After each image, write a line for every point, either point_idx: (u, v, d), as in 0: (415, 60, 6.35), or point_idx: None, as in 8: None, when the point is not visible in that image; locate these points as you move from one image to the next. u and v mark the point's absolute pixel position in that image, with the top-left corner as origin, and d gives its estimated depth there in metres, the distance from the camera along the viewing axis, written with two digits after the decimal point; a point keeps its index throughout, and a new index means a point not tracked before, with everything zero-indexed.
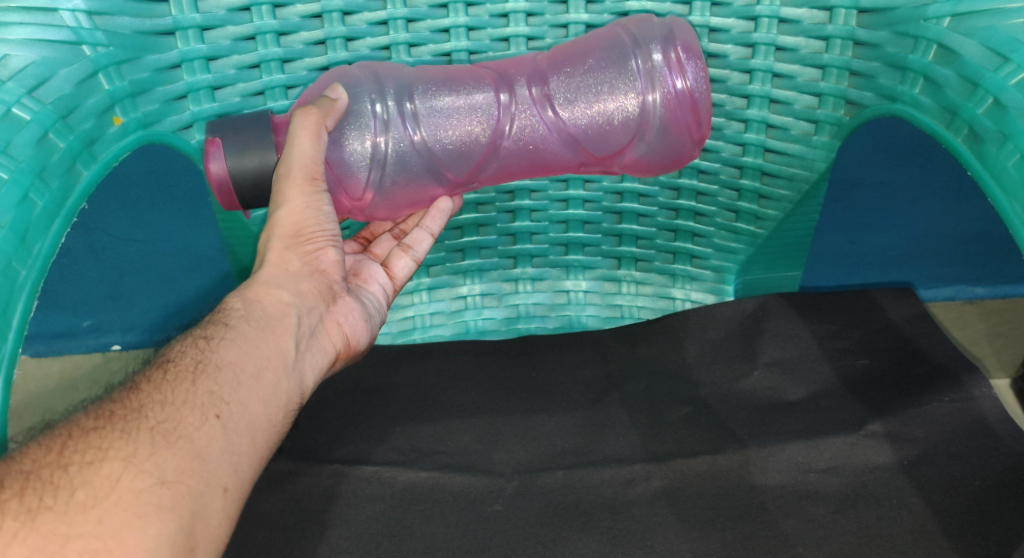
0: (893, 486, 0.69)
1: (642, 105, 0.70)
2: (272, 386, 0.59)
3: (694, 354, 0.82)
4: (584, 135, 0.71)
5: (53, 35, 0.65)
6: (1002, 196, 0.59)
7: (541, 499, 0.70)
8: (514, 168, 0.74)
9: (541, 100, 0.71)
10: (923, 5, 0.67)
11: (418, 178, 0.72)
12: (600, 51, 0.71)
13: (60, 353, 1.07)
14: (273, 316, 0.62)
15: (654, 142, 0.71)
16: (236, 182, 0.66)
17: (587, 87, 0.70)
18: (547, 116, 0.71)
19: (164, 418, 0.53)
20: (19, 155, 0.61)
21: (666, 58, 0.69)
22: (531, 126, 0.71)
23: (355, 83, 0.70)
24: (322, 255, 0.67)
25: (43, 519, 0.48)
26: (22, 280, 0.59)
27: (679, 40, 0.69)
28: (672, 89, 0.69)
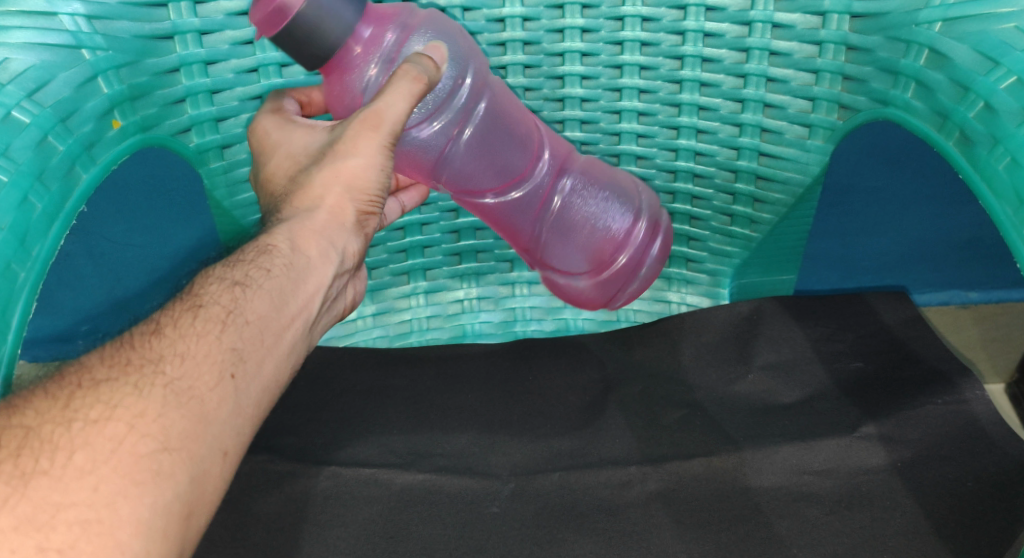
0: (887, 488, 0.70)
1: (613, 251, 0.80)
2: (291, 346, 0.61)
3: (690, 357, 0.83)
4: (554, 237, 0.79)
5: (52, 38, 0.65)
6: (993, 199, 0.60)
7: (537, 501, 0.71)
8: (485, 212, 0.78)
9: (547, 188, 0.78)
10: (915, 10, 0.68)
11: (426, 165, 0.73)
12: (604, 185, 0.80)
13: (58, 355, 1.09)
14: (315, 271, 0.63)
15: (596, 283, 0.81)
16: (292, 26, 0.59)
17: (584, 198, 0.79)
18: (541, 206, 0.78)
19: (181, 374, 0.53)
20: (18, 158, 0.61)
21: (652, 234, 0.80)
22: (530, 201, 0.77)
23: (456, 54, 0.68)
24: (368, 220, 0.68)
25: (34, 485, 0.46)
26: (21, 283, 0.60)
27: (661, 233, 0.81)
28: (636, 255, 0.80)
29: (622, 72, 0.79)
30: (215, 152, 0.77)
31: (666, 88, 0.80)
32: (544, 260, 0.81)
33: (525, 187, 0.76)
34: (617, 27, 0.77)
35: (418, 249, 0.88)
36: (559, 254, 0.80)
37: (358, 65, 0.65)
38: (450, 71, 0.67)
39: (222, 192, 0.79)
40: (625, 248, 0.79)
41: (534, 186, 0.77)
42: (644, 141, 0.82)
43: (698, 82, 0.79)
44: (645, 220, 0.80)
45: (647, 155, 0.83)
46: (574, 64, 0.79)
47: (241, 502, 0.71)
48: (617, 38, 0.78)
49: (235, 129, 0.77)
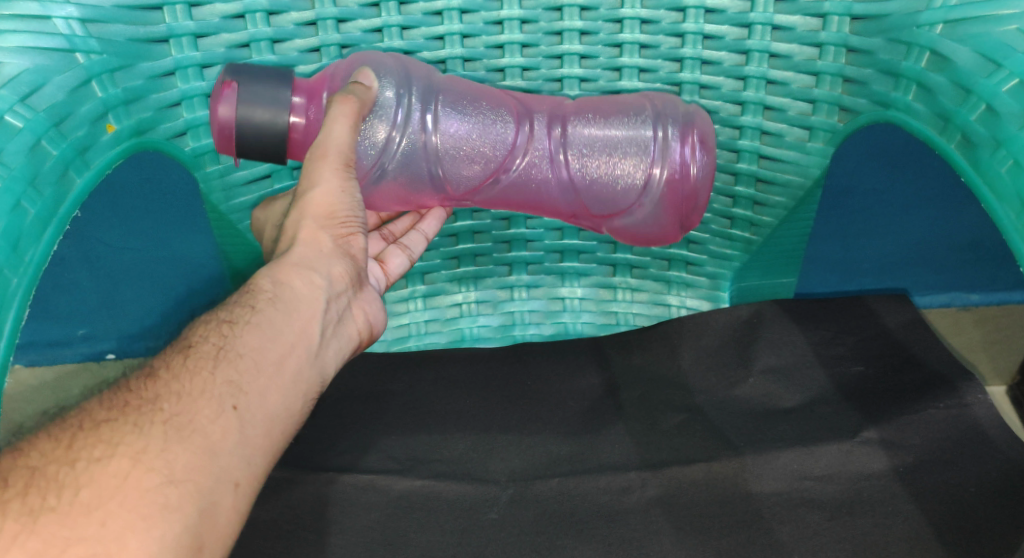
0: (889, 493, 0.69)
1: (650, 174, 0.74)
2: (294, 374, 0.60)
3: (690, 362, 0.82)
4: (586, 183, 0.75)
5: (46, 42, 0.65)
6: (994, 202, 0.60)
7: (536, 507, 0.70)
8: (507, 199, 0.77)
9: (552, 141, 0.75)
10: (916, 12, 0.68)
11: (418, 184, 0.73)
12: (620, 116, 0.75)
13: (54, 361, 1.10)
14: (303, 299, 0.62)
15: (651, 211, 0.76)
16: (239, 129, 0.66)
17: (596, 134, 0.75)
18: (554, 160, 0.75)
19: (178, 410, 0.53)
20: (12, 163, 0.61)
21: (682, 136, 0.74)
22: (537, 167, 0.75)
23: (386, 71, 0.70)
24: (352, 240, 0.67)
25: (44, 520, 0.48)
26: (13, 289, 0.59)
27: (696, 128, 0.74)
28: (677, 164, 0.74)
29: (621, 74, 0.78)
30: (210, 155, 0.75)
31: (666, 91, 0.79)
32: (599, 219, 0.78)
33: (525, 154, 0.74)
34: (616, 29, 0.77)
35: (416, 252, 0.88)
36: (605, 195, 0.75)
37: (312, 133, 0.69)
38: (383, 88, 0.69)
39: (219, 196, 0.77)
40: (660, 167, 0.74)
41: (534, 148, 0.74)
42: None
43: (697, 84, 0.78)
44: (672, 127, 0.74)
45: None
46: (573, 67, 0.78)
47: None
48: (616, 41, 0.77)
49: None
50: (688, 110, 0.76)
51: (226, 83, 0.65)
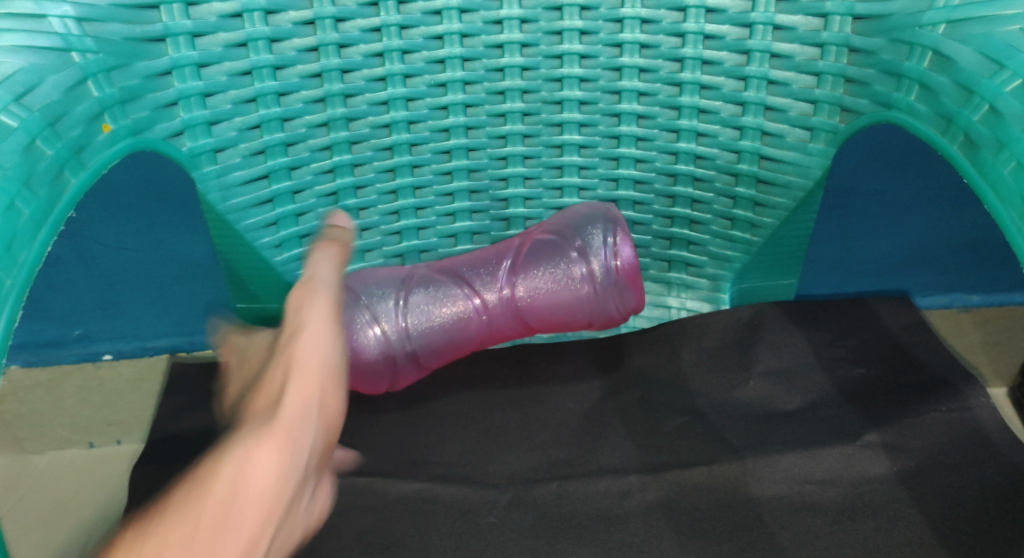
0: (891, 497, 0.69)
1: (604, 263, 0.79)
2: (273, 463, 0.52)
3: (690, 364, 0.81)
4: (575, 290, 0.80)
5: (41, 41, 0.63)
6: (998, 203, 0.59)
7: (535, 511, 0.69)
8: (538, 293, 0.80)
9: (552, 246, 0.81)
10: (918, 12, 0.67)
11: (451, 304, 0.80)
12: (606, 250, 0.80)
13: (49, 362, 1.06)
14: (274, 397, 0.58)
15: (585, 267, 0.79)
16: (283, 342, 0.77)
17: (582, 228, 0.80)
18: (563, 265, 0.80)
19: (130, 541, 0.48)
20: (6, 163, 0.58)
21: (612, 235, 0.79)
22: (551, 278, 0.80)
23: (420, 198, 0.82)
24: (336, 317, 0.64)
25: None
26: (7, 291, 0.56)
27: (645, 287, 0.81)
28: (608, 255, 0.79)
29: (621, 74, 0.78)
30: (207, 155, 0.74)
31: (666, 91, 0.78)
32: (591, 302, 0.80)
33: (538, 269, 0.80)
34: (615, 29, 0.76)
35: (413, 232, 0.83)
36: (581, 309, 0.80)
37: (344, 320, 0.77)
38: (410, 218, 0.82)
39: (215, 196, 0.75)
40: (603, 260, 0.79)
41: (535, 258, 0.81)
42: (644, 144, 0.81)
43: (698, 84, 0.77)
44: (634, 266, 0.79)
45: (646, 158, 0.81)
46: (573, 67, 0.78)
47: None
48: (616, 40, 0.77)
49: (228, 132, 0.74)
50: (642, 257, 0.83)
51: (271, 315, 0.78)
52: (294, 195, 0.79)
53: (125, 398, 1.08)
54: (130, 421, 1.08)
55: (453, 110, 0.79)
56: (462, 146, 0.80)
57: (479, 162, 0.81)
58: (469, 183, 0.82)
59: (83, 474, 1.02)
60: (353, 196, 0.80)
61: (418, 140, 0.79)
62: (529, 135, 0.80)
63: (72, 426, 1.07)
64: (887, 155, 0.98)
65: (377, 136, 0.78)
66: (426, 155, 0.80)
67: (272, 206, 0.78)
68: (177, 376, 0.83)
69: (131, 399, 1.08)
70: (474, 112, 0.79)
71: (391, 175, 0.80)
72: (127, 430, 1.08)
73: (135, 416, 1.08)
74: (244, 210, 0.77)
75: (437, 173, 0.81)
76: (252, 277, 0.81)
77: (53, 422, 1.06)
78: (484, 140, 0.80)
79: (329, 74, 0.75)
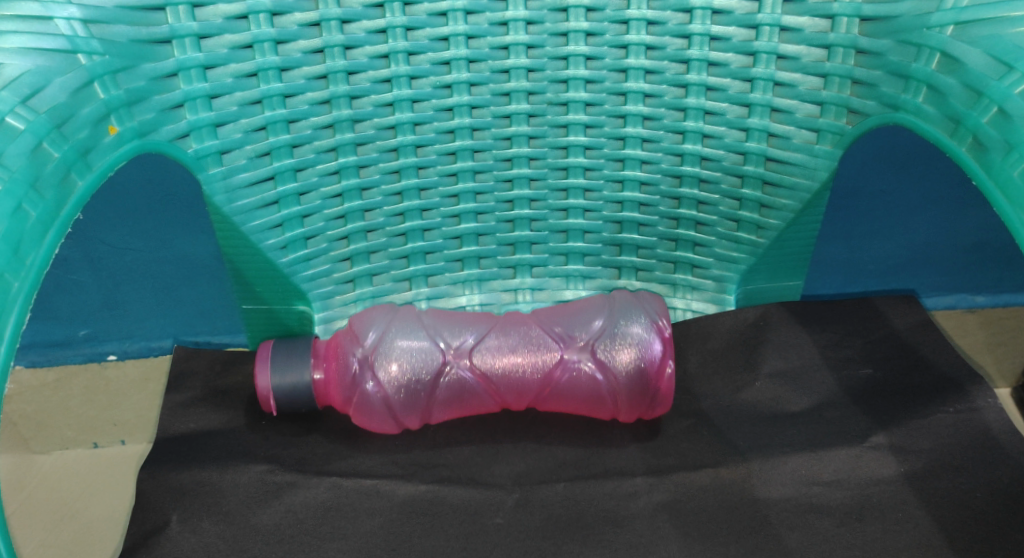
0: (899, 499, 0.68)
1: (638, 361, 0.75)
2: None
3: (696, 365, 0.82)
4: (602, 385, 0.76)
5: (48, 43, 0.63)
6: (1008, 206, 0.58)
7: (542, 512, 0.69)
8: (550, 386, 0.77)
9: (592, 331, 0.78)
10: (926, 13, 0.67)
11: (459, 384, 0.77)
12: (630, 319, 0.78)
13: (55, 362, 1.06)
14: None
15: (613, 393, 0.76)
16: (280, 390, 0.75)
17: (620, 320, 0.78)
18: (596, 348, 0.77)
19: None
20: (13, 165, 0.58)
21: (648, 331, 0.76)
22: (579, 359, 0.76)
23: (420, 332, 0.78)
24: None
25: None
26: (14, 293, 0.56)
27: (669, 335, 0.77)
28: (643, 354, 0.75)
29: (627, 76, 0.78)
30: (213, 157, 0.74)
31: (672, 92, 0.78)
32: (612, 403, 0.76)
33: (570, 345, 0.77)
34: (621, 30, 0.76)
35: (418, 233, 0.83)
36: (603, 404, 0.76)
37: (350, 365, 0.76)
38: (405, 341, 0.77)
39: (222, 198, 0.76)
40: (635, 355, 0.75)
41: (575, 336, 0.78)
42: (649, 146, 0.80)
43: (704, 86, 0.77)
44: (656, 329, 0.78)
45: (651, 160, 0.81)
46: (578, 68, 0.78)
47: (240, 514, 0.70)
48: (622, 42, 0.76)
49: (234, 134, 0.74)
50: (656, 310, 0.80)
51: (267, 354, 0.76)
52: (300, 197, 0.79)
53: (131, 396, 1.09)
54: (136, 420, 1.11)
55: (458, 111, 0.78)
56: (468, 147, 0.80)
57: (485, 163, 0.81)
58: (475, 185, 0.82)
59: (91, 475, 1.06)
60: (358, 197, 0.80)
61: (423, 142, 0.79)
62: (535, 137, 0.80)
63: (77, 426, 1.10)
64: (892, 155, 0.99)
65: (383, 138, 0.78)
66: (432, 157, 0.80)
67: (278, 207, 0.78)
68: (184, 377, 0.83)
69: (137, 398, 1.09)
70: (479, 113, 0.79)
71: (397, 176, 0.80)
72: (131, 430, 1.11)
73: (140, 415, 1.10)
74: (251, 212, 0.77)
75: (442, 175, 0.81)
76: (259, 277, 0.81)
77: (59, 421, 1.09)
78: (489, 141, 0.80)
79: (335, 76, 0.75)
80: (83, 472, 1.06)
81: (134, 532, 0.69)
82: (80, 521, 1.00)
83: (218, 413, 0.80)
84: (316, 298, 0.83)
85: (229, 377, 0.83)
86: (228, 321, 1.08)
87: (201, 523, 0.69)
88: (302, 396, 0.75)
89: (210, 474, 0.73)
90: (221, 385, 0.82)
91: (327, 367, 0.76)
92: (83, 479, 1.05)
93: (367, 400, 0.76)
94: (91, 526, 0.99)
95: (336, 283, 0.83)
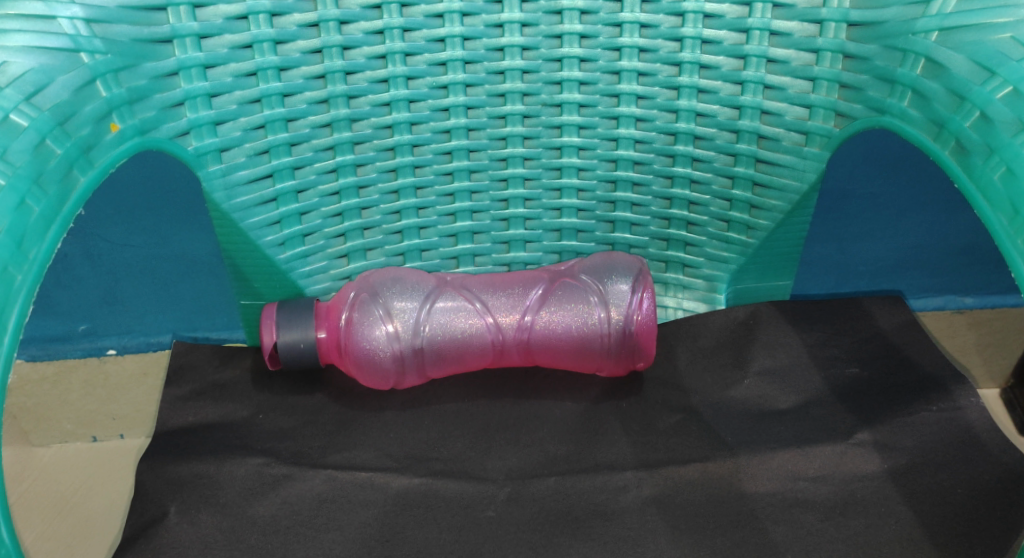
0: (881, 494, 0.70)
1: (625, 314, 0.79)
2: None
3: (685, 363, 0.83)
4: (594, 338, 0.80)
5: (51, 42, 0.64)
6: (987, 209, 0.60)
7: (533, 505, 0.71)
8: (544, 341, 0.81)
9: (579, 287, 0.82)
10: (912, 20, 0.69)
11: (456, 339, 0.80)
12: (611, 276, 0.82)
13: (55, 356, 1.08)
14: None
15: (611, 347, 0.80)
16: (285, 351, 0.77)
17: (605, 277, 0.82)
18: (586, 302, 0.81)
19: None
20: (17, 161, 0.59)
21: (635, 286, 0.80)
22: (570, 313, 0.80)
23: (416, 289, 0.82)
24: None
25: None
26: (17, 286, 0.57)
27: (650, 282, 0.81)
28: (628, 308, 0.79)
29: (620, 78, 0.79)
30: (213, 155, 0.75)
31: (664, 94, 0.79)
32: (607, 356, 0.80)
33: (560, 301, 0.81)
34: (615, 33, 0.78)
35: (414, 231, 0.84)
36: (592, 356, 0.81)
37: (352, 323, 0.79)
38: (401, 299, 0.80)
39: (221, 195, 0.77)
40: (624, 311, 0.79)
41: (563, 290, 0.82)
42: (642, 146, 0.82)
43: (695, 88, 0.79)
44: (638, 282, 0.81)
45: (644, 161, 0.82)
46: (572, 70, 0.79)
47: (237, 506, 0.71)
48: (615, 44, 0.78)
49: (234, 132, 0.75)
50: (636, 259, 0.84)
51: (270, 319, 0.78)
52: (298, 194, 0.80)
53: (130, 390, 1.10)
54: (134, 415, 1.12)
55: (454, 112, 0.80)
56: (464, 147, 0.81)
57: (480, 163, 0.82)
58: (470, 183, 0.83)
59: (89, 468, 1.07)
60: (355, 195, 0.81)
61: (420, 141, 0.80)
62: (529, 137, 0.82)
63: (76, 419, 1.11)
64: (881, 159, 1.01)
65: (380, 137, 0.80)
66: (428, 156, 0.81)
67: (276, 204, 0.79)
68: (183, 371, 0.84)
69: (135, 392, 1.10)
70: (475, 113, 0.80)
71: (393, 175, 0.82)
72: (129, 425, 1.13)
73: (138, 411, 1.12)
74: (249, 208, 0.78)
75: (438, 174, 0.82)
76: (257, 273, 0.82)
77: (58, 414, 1.10)
78: (484, 141, 0.82)
79: (332, 76, 0.76)
80: (80, 466, 1.08)
81: (133, 523, 0.70)
82: (79, 514, 1.01)
83: (216, 406, 0.81)
84: (313, 294, 0.84)
85: (227, 371, 0.84)
86: (225, 317, 1.10)
87: (199, 514, 0.71)
88: (307, 349, 0.77)
89: (208, 466, 0.74)
90: (219, 379, 0.84)
91: (329, 325, 0.79)
92: (80, 471, 1.07)
93: (367, 356, 0.78)
94: (90, 518, 1.00)
95: (333, 279, 0.84)
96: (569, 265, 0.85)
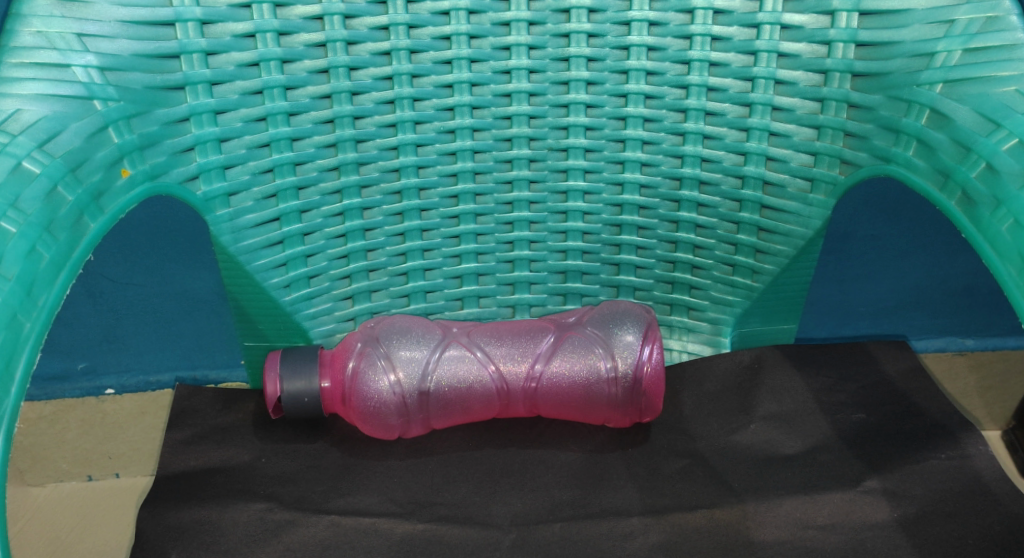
0: (891, 544, 0.69)
1: (632, 365, 0.79)
2: None
3: (691, 408, 0.83)
4: (601, 389, 0.79)
5: (65, 90, 0.64)
6: (996, 260, 0.60)
7: (538, 551, 0.70)
8: (552, 390, 0.80)
9: (587, 335, 0.82)
10: (916, 71, 0.69)
11: (467, 387, 0.80)
12: (617, 325, 0.82)
13: (53, 396, 1.06)
14: None
15: (617, 399, 0.79)
16: (288, 402, 0.77)
17: (613, 328, 0.82)
18: (595, 352, 0.80)
19: None
20: (28, 209, 0.59)
21: (642, 337, 0.81)
22: (578, 362, 0.80)
23: (422, 337, 0.82)
24: None
25: None
26: (26, 334, 0.56)
27: (657, 332, 0.81)
28: (636, 359, 0.79)
29: (626, 123, 0.80)
30: (221, 199, 0.75)
31: (670, 140, 0.80)
32: (613, 408, 0.80)
33: (568, 350, 0.81)
34: (621, 80, 0.78)
35: (419, 273, 0.84)
36: (599, 407, 0.80)
37: (359, 371, 0.78)
38: (407, 347, 0.80)
39: (228, 238, 0.77)
40: (630, 361, 0.79)
41: (572, 340, 0.82)
42: (647, 191, 0.82)
43: (701, 134, 0.79)
44: (644, 332, 0.81)
45: (649, 206, 0.83)
46: (579, 116, 0.80)
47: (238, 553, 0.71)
48: (622, 91, 0.79)
49: (242, 176, 0.76)
50: (641, 308, 0.85)
51: (274, 369, 0.78)
52: (305, 237, 0.80)
53: (127, 430, 1.09)
54: (131, 455, 1.11)
55: (461, 155, 0.80)
56: (470, 191, 0.82)
57: (486, 207, 0.83)
58: (476, 227, 0.83)
59: (84, 509, 1.06)
60: (362, 237, 0.82)
61: (426, 185, 0.81)
62: (535, 181, 0.82)
63: (72, 459, 1.09)
64: (881, 203, 1.03)
65: (387, 180, 0.80)
66: (434, 200, 0.82)
67: (283, 246, 0.79)
68: (185, 414, 0.84)
69: (133, 431, 1.09)
70: (482, 157, 0.81)
71: (400, 218, 0.82)
72: (125, 464, 1.11)
73: (135, 450, 1.11)
74: (256, 251, 0.78)
75: (444, 217, 0.83)
76: (262, 315, 0.82)
77: (55, 455, 1.09)
78: (491, 185, 0.82)
79: (341, 120, 0.77)
80: (75, 507, 1.06)
81: None
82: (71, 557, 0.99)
83: (218, 449, 0.80)
84: (317, 336, 0.84)
85: (229, 415, 0.84)
86: (226, 355, 1.10)
87: None
88: (311, 402, 0.77)
89: (209, 512, 0.74)
90: (221, 422, 0.83)
91: (332, 373, 0.79)
92: (75, 512, 1.05)
93: (372, 406, 0.78)
94: None
95: (338, 321, 0.84)
96: (572, 315, 0.86)
